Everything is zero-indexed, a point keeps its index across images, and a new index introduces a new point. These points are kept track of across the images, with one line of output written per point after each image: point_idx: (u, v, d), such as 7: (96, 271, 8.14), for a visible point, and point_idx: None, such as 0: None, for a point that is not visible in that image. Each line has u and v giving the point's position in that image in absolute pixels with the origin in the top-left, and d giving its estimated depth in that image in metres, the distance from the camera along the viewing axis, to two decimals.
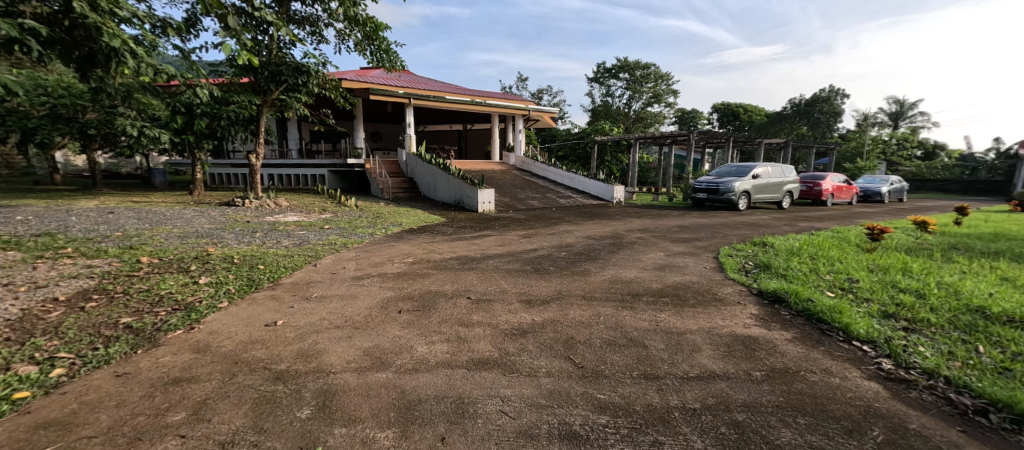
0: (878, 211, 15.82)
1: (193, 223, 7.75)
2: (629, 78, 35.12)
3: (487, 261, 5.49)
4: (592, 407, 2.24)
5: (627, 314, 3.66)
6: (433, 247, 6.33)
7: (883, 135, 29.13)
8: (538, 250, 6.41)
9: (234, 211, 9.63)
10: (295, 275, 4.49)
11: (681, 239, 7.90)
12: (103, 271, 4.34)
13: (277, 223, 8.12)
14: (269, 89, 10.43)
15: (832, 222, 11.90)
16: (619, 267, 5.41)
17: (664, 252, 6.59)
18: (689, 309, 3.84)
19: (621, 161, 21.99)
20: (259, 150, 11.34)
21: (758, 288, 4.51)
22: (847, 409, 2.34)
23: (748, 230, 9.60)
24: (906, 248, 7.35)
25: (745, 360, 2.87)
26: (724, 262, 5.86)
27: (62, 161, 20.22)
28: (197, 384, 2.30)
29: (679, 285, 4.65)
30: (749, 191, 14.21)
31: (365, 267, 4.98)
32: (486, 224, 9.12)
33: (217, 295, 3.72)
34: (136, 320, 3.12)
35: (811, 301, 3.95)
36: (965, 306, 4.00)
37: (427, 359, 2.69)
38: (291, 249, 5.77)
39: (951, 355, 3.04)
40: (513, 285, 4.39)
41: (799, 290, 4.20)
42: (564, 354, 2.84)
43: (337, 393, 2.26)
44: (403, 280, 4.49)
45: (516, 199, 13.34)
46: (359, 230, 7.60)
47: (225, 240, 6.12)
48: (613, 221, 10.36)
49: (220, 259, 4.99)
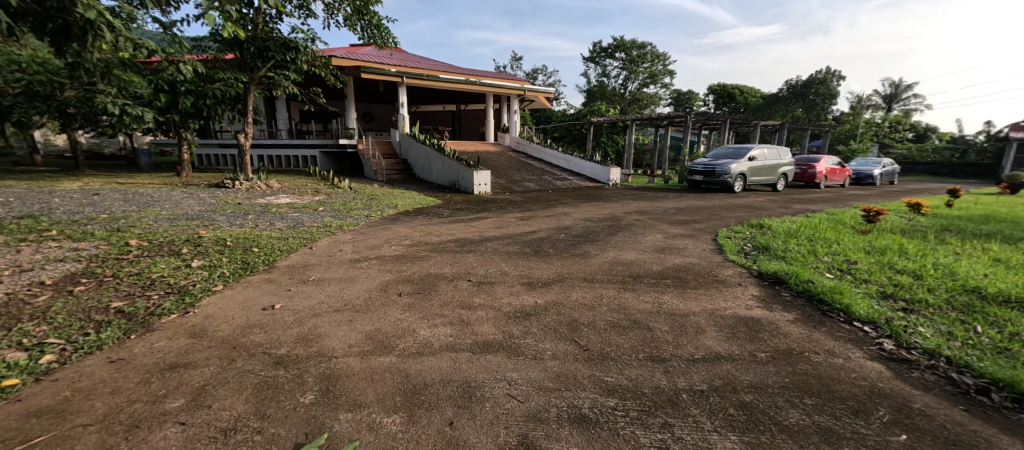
0: (870, 194, 15.98)
1: (182, 205, 7.57)
2: (625, 58, 34.73)
3: (487, 243, 5.44)
4: (600, 389, 2.21)
5: (629, 295, 3.65)
6: (431, 230, 6.24)
7: (876, 118, 29.37)
8: (537, 232, 6.36)
9: (224, 193, 9.44)
10: (291, 258, 4.41)
11: (679, 222, 7.88)
12: (90, 254, 4.23)
13: (269, 205, 7.96)
14: (256, 66, 10.13)
15: (826, 204, 12.00)
16: (619, 249, 5.39)
17: (663, 234, 6.59)
18: (691, 291, 3.84)
19: (617, 142, 21.88)
20: (247, 130, 11.03)
21: (756, 269, 4.52)
22: (852, 389, 2.33)
23: (744, 212, 9.64)
24: (901, 229, 7.42)
25: (749, 342, 2.85)
26: (722, 244, 5.86)
27: (41, 140, 19.70)
28: (195, 370, 2.24)
29: (679, 267, 4.64)
30: (744, 174, 14.23)
31: (362, 249, 4.90)
32: (482, 207, 9.02)
33: (212, 278, 3.63)
34: (129, 304, 3.04)
35: (811, 282, 3.96)
36: (961, 286, 4.05)
37: (431, 342, 2.65)
38: (285, 231, 5.66)
39: (950, 335, 3.05)
40: (514, 267, 4.34)
41: (799, 272, 4.21)
42: (568, 336, 2.81)
43: (341, 377, 2.21)
44: (403, 263, 4.41)
45: (511, 181, 13.22)
46: (353, 212, 7.48)
47: (216, 223, 5.99)
48: (610, 203, 10.33)
49: (212, 242, 4.88)
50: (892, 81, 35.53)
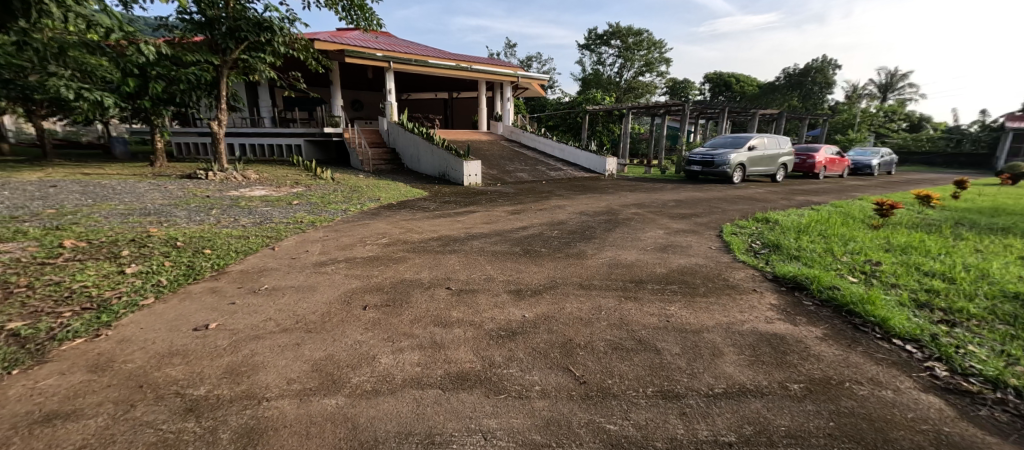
0: (870, 184, 15.63)
1: (143, 199, 6.99)
2: (621, 45, 34.05)
3: (472, 241, 4.94)
4: (601, 445, 1.73)
5: (632, 306, 3.16)
6: (412, 226, 5.71)
7: (872, 107, 29.07)
8: (529, 228, 5.87)
9: (195, 185, 8.87)
10: (247, 261, 3.87)
11: (680, 216, 7.42)
12: (12, 257, 3.67)
13: (240, 198, 7.40)
14: (227, 47, 9.46)
15: (828, 195, 11.63)
16: (618, 248, 4.90)
17: (664, 229, 6.13)
18: (701, 300, 3.36)
19: (612, 131, 21.31)
20: (220, 117, 10.38)
21: (772, 271, 4.06)
22: (914, 437, 1.87)
23: (746, 204, 9.21)
24: (913, 223, 7.00)
25: (776, 368, 2.37)
26: (729, 241, 5.39)
27: (11, 129, 18.79)
28: (78, 423, 1.73)
29: (685, 269, 4.17)
30: (744, 164, 13.79)
31: (331, 249, 4.37)
32: (471, 199, 8.49)
33: (144, 289, 3.09)
34: (29, 325, 2.51)
35: (836, 289, 3.49)
36: (1001, 292, 3.60)
37: (393, 375, 2.15)
38: (249, 228, 5.12)
39: (1008, 356, 2.59)
40: (501, 271, 3.85)
41: (821, 276, 3.74)
42: (562, 363, 2.32)
43: (266, 432, 1.71)
44: (374, 267, 3.89)
45: (504, 171, 12.68)
46: (331, 206, 6.94)
47: (173, 219, 5.43)
48: (606, 195, 9.85)
49: (160, 242, 4.33)
50: (887, 70, 35.26)
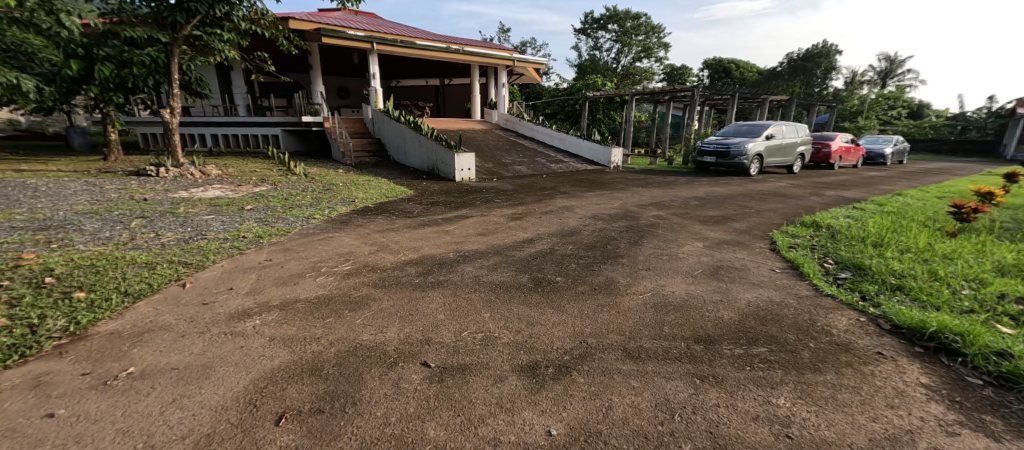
0: (890, 175, 14.51)
1: (60, 205, 5.67)
2: (618, 30, 32.61)
3: (463, 266, 3.71)
4: None
5: (720, 401, 1.96)
6: (387, 241, 4.47)
7: (877, 94, 27.97)
8: (535, 241, 4.67)
9: (140, 184, 7.57)
10: (133, 313, 2.63)
11: (713, 220, 6.23)
12: None
13: (182, 202, 6.09)
14: (176, 21, 8.07)
15: (857, 189, 10.54)
16: (656, 273, 3.70)
17: (702, 240, 4.97)
18: (818, 380, 2.17)
19: (613, 119, 20.07)
20: (174, 104, 8.99)
21: (889, 318, 2.85)
22: None
23: (777, 203, 8.06)
24: (987, 227, 5.89)
25: None
26: (794, 260, 4.17)
27: None
28: None
29: (762, 312, 2.98)
30: (761, 154, 12.63)
31: (266, 286, 3.12)
32: (462, 199, 7.23)
33: None
34: None
35: (1012, 356, 2.31)
36: None
37: None
38: (168, 249, 3.85)
39: None
40: (504, 324, 2.63)
41: (975, 329, 2.55)
42: None
43: None
44: (319, 319, 2.64)
45: (499, 164, 11.42)
46: (293, 211, 5.68)
47: (72, 236, 4.14)
48: (616, 193, 8.63)
49: (23, 277, 3.05)
50: (888, 56, 34.25)
